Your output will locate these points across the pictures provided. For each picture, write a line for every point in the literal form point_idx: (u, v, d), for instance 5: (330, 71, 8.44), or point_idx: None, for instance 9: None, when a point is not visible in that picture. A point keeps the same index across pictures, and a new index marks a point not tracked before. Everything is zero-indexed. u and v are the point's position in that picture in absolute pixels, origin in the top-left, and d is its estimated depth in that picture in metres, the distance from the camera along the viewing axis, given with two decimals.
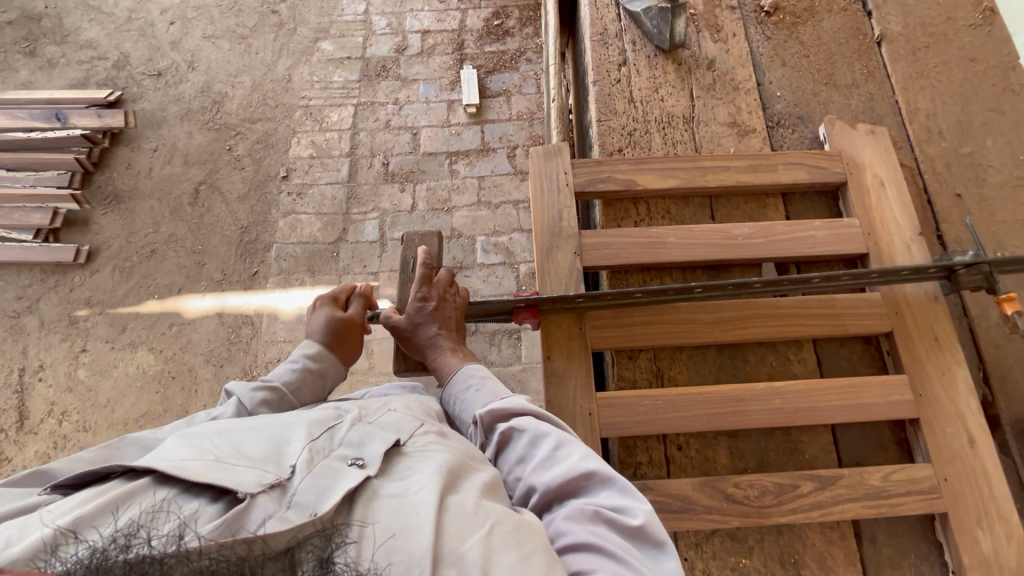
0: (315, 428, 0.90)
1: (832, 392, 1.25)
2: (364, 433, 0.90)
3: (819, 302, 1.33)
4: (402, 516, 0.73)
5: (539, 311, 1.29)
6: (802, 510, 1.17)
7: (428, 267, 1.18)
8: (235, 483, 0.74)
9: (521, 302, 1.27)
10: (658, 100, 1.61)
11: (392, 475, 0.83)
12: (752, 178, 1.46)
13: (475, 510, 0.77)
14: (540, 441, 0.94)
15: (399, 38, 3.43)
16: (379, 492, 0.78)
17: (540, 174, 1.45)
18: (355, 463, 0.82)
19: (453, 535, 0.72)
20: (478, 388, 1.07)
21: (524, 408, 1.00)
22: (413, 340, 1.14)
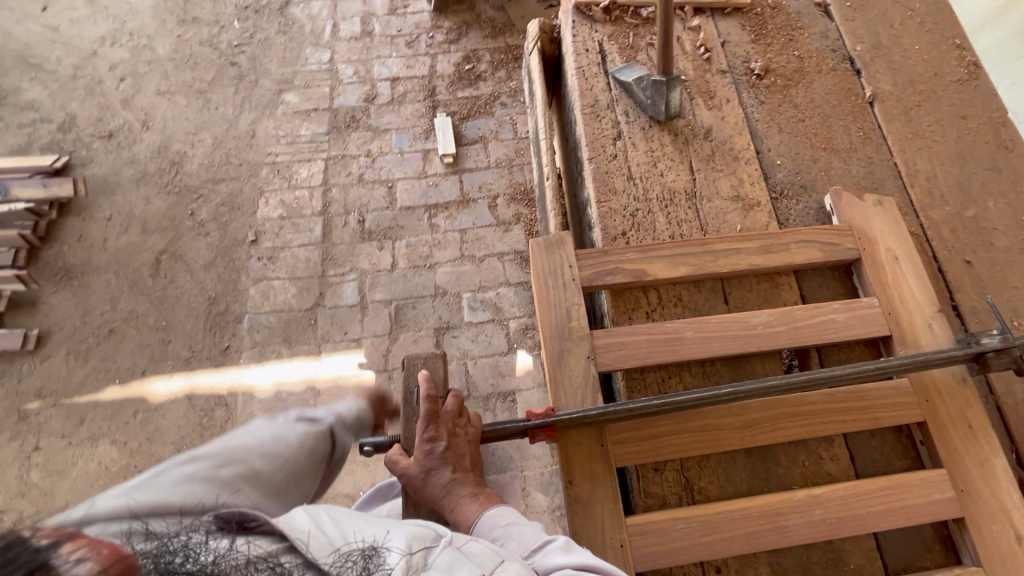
0: (414, 536, 0.87)
1: (872, 496, 1.18)
2: (452, 558, 0.85)
3: (848, 395, 1.26)
4: None
5: (556, 430, 1.18)
6: None
7: (433, 400, 1.05)
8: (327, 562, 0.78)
9: (536, 423, 1.16)
10: (658, 175, 1.53)
11: None
12: (765, 260, 1.39)
13: None
14: None
15: (367, 87, 3.31)
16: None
17: (544, 268, 1.35)
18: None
19: None
20: (505, 536, 0.95)
21: (566, 555, 0.90)
22: (424, 490, 1.00)
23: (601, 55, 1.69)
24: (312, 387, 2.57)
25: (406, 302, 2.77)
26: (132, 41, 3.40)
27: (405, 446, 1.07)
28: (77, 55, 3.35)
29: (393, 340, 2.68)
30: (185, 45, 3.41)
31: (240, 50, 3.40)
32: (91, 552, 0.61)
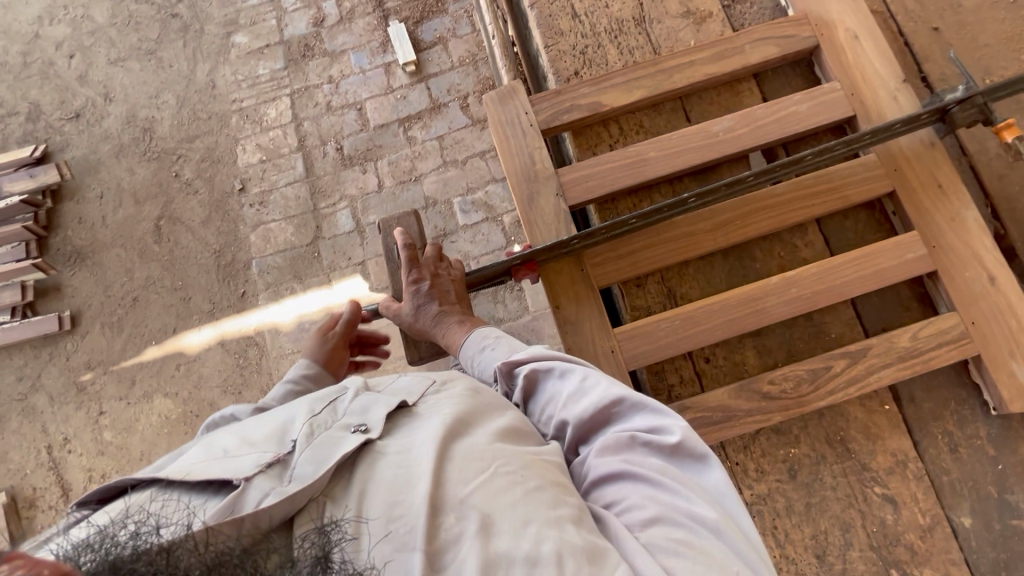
0: (317, 403, 0.92)
1: (845, 266, 1.23)
2: (364, 400, 0.91)
3: (816, 179, 1.29)
4: (399, 473, 0.77)
5: (537, 265, 1.26)
6: (840, 388, 1.18)
7: (411, 248, 1.13)
8: (232, 472, 0.77)
9: (516, 260, 1.23)
10: (602, 7, 1.50)
11: (397, 431, 0.85)
12: (720, 67, 1.36)
13: (482, 452, 0.79)
14: (565, 378, 0.93)
15: (313, 10, 3.18)
16: (379, 453, 0.80)
17: (501, 119, 1.36)
18: (357, 429, 0.84)
19: (456, 483, 0.75)
20: (488, 346, 1.05)
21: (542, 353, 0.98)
22: (417, 324, 1.11)
23: None
24: (331, 312, 2.70)
25: None
26: (70, 13, 3.30)
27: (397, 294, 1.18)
28: (21, 41, 3.28)
29: None
30: (121, 7, 3.29)
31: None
32: (29, 569, 0.55)
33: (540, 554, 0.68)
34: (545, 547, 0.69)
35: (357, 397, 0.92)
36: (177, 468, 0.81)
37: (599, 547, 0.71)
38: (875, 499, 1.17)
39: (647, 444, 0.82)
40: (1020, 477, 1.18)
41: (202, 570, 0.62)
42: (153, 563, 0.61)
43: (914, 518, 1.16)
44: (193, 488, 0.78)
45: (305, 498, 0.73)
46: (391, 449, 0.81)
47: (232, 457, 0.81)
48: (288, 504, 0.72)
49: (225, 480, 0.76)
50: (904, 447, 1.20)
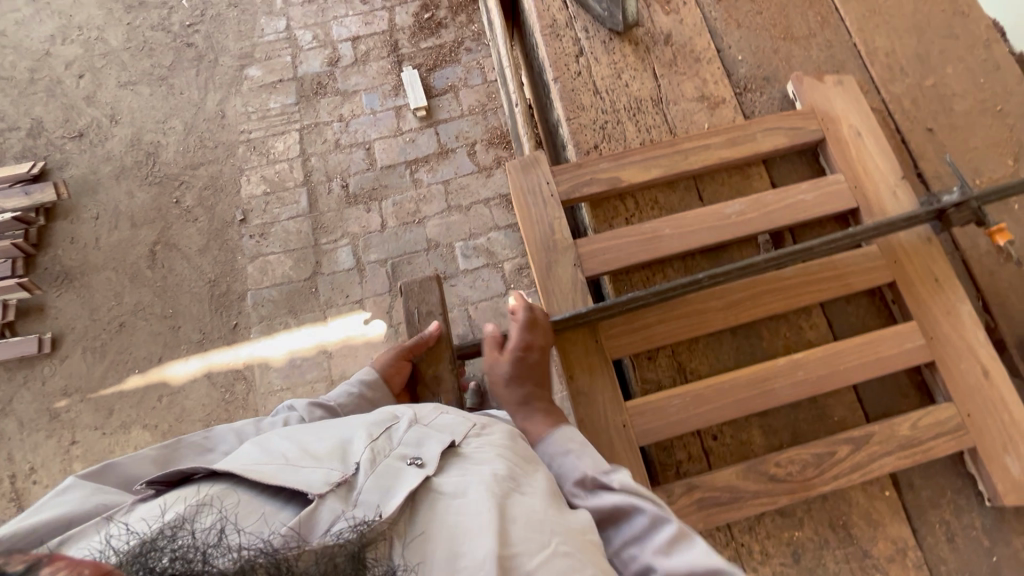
0: (373, 428, 0.94)
1: (848, 352, 1.28)
2: (419, 434, 0.94)
3: (820, 266, 1.35)
4: (461, 519, 0.77)
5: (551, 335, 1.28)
6: (844, 474, 1.20)
7: (534, 316, 1.22)
8: (305, 484, 0.78)
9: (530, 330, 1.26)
10: (622, 86, 1.57)
11: (449, 471, 0.87)
12: (732, 152, 1.44)
13: (540, 521, 0.80)
14: (657, 524, 0.88)
15: (329, 50, 3.26)
16: (438, 495, 0.82)
17: (522, 188, 1.41)
18: (414, 463, 0.87)
19: (517, 544, 0.75)
20: (569, 449, 1.04)
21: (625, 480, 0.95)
22: (507, 386, 1.17)
23: None
24: (324, 350, 2.66)
25: (402, 258, 2.83)
26: (84, 35, 3.33)
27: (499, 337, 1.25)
28: (31, 57, 3.28)
29: (394, 296, 2.75)
30: (137, 32, 3.33)
31: (194, 30, 3.33)
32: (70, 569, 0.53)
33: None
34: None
35: (411, 428, 0.95)
36: (246, 466, 0.82)
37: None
38: None
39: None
40: (1013, 571, 1.20)
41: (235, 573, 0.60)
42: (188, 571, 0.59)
43: None
44: (261, 493, 0.79)
45: (375, 526, 0.74)
46: (449, 489, 0.83)
47: (295, 467, 0.83)
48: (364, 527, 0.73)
49: (301, 491, 0.78)
50: (904, 534, 1.22)
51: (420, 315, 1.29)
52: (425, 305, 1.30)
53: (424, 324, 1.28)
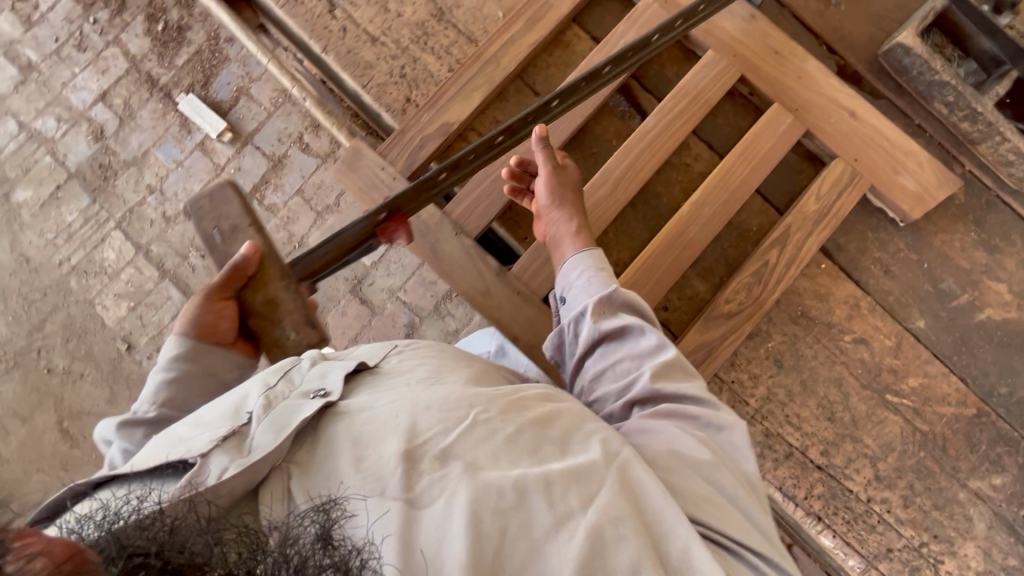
0: (270, 372, 0.83)
1: (737, 165, 1.28)
2: (322, 366, 0.84)
3: (675, 97, 1.30)
4: (365, 429, 0.73)
5: (404, 216, 1.16)
6: (784, 275, 1.25)
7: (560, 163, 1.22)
8: (187, 451, 0.71)
9: (381, 211, 1.13)
10: (396, 17, 1.37)
11: (359, 391, 0.80)
12: (539, 31, 1.31)
13: (456, 399, 0.77)
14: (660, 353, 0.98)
15: (85, 124, 2.72)
16: (350, 414, 0.76)
17: (360, 186, 1.25)
18: (317, 395, 0.78)
19: (424, 432, 0.72)
20: (601, 271, 1.09)
21: (638, 306, 1.05)
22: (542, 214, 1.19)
23: None
24: None
25: None
26: None
27: (513, 131, 1.18)
28: None
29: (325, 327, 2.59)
30: None
31: None
32: (41, 549, 0.50)
33: (515, 485, 0.70)
34: (530, 478, 0.71)
35: (314, 364, 0.85)
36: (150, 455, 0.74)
37: (590, 477, 0.74)
38: (850, 347, 1.29)
39: (694, 419, 0.91)
40: (943, 266, 1.33)
41: (209, 546, 0.56)
42: (155, 539, 0.55)
43: (884, 345, 1.29)
44: (147, 474, 0.72)
45: (266, 468, 0.70)
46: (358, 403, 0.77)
47: (184, 437, 0.75)
48: (248, 478, 0.68)
49: (182, 459, 0.71)
50: (851, 291, 1.31)
51: (224, 232, 1.10)
52: (223, 220, 1.11)
53: (232, 242, 1.10)
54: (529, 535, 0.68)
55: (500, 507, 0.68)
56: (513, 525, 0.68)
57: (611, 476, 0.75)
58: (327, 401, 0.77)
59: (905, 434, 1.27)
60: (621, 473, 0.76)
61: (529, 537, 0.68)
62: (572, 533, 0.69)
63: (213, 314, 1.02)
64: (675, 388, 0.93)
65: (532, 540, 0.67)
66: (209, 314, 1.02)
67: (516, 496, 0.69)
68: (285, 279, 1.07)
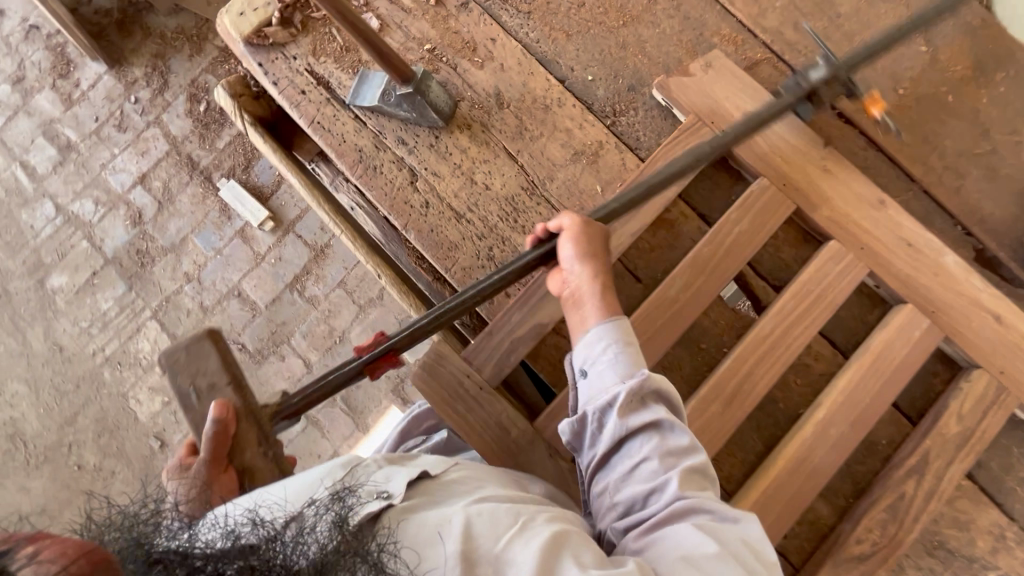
0: (340, 465, 0.91)
1: (867, 378, 1.13)
2: (386, 470, 0.91)
3: (794, 296, 1.16)
4: (426, 532, 0.77)
5: (394, 355, 1.08)
6: (922, 509, 1.10)
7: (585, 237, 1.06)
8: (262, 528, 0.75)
9: (369, 356, 1.06)
10: (484, 190, 1.24)
11: (417, 497, 0.86)
12: (644, 217, 1.18)
13: (503, 512, 0.80)
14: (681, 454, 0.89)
15: (123, 208, 2.65)
16: (414, 516, 0.80)
17: (444, 395, 1.12)
18: (380, 496, 0.83)
19: (480, 538, 0.76)
20: (628, 346, 0.99)
21: (669, 398, 0.96)
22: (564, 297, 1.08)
23: (325, 88, 1.28)
24: None
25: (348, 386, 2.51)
26: None
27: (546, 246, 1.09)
28: None
29: (365, 430, 2.46)
30: None
31: None
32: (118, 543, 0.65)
33: None
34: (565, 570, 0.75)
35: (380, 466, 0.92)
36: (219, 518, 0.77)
37: None
38: None
39: (716, 527, 0.83)
40: None
41: None
42: None
43: None
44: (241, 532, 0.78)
45: None
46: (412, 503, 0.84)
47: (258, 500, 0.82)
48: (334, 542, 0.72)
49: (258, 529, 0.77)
50: (994, 519, 1.15)
51: (201, 393, 0.92)
52: (198, 376, 0.93)
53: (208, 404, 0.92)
54: None
55: None
56: None
57: None
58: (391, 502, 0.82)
59: None
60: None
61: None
62: None
63: (216, 490, 0.87)
64: (700, 495, 0.86)
65: None
66: (215, 484, 0.87)
67: None
68: (264, 442, 0.92)
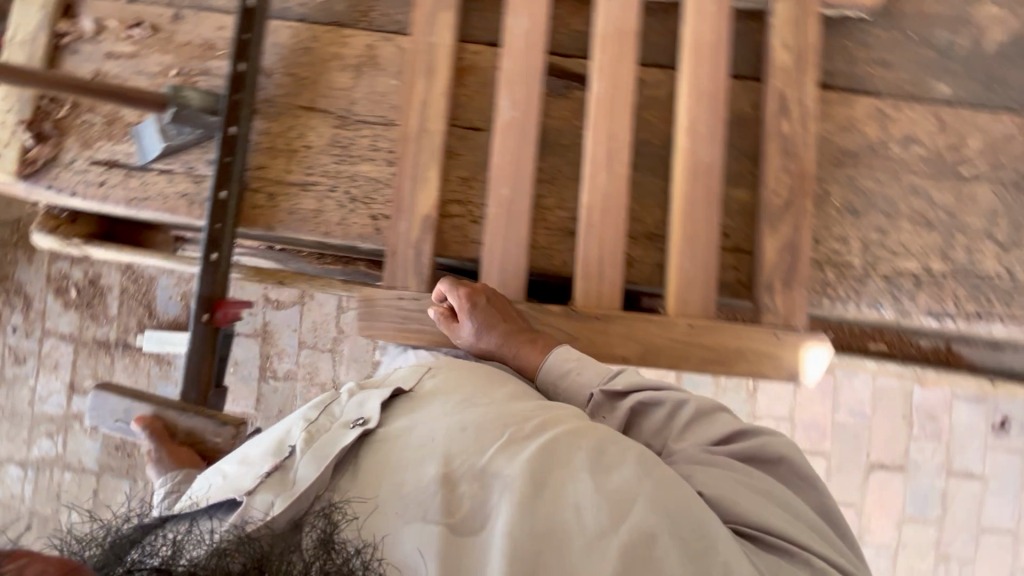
0: (314, 405, 0.95)
1: (698, 68, 1.20)
2: (359, 396, 0.96)
3: (600, 49, 1.22)
4: (405, 453, 0.85)
5: (222, 301, 1.25)
6: (807, 134, 1.19)
7: (458, 300, 1.11)
8: (236, 491, 0.84)
9: (199, 313, 1.22)
10: (308, 151, 1.27)
11: (395, 416, 0.93)
12: (442, 74, 1.22)
13: (483, 428, 0.86)
14: (681, 409, 0.99)
15: (76, 422, 2.60)
16: (389, 443, 0.87)
17: (395, 325, 1.18)
18: (356, 424, 0.90)
19: (460, 458, 0.83)
20: (582, 361, 1.07)
21: (645, 379, 1.03)
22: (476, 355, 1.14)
23: (119, 166, 1.28)
24: None
25: None
26: None
27: (229, 138, 1.20)
28: None
29: None
30: None
31: None
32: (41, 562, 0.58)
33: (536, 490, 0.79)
34: (568, 497, 0.79)
35: (352, 395, 0.97)
36: (202, 495, 0.88)
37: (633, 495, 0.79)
38: (900, 153, 1.24)
39: (756, 456, 0.95)
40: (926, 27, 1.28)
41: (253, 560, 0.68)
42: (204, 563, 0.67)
43: (927, 130, 1.25)
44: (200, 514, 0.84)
45: (309, 496, 0.81)
46: (412, 424, 0.90)
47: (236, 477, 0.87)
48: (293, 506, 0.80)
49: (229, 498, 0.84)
50: (867, 105, 1.25)
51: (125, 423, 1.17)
52: (117, 414, 1.17)
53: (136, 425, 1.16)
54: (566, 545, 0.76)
55: (534, 525, 0.77)
56: (550, 536, 0.76)
57: (654, 488, 0.80)
58: (369, 429, 0.89)
59: (1000, 192, 1.23)
60: (665, 484, 0.81)
61: (550, 539, 0.76)
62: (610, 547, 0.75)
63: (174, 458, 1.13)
64: (720, 429, 0.97)
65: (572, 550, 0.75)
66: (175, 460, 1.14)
67: (525, 496, 0.78)
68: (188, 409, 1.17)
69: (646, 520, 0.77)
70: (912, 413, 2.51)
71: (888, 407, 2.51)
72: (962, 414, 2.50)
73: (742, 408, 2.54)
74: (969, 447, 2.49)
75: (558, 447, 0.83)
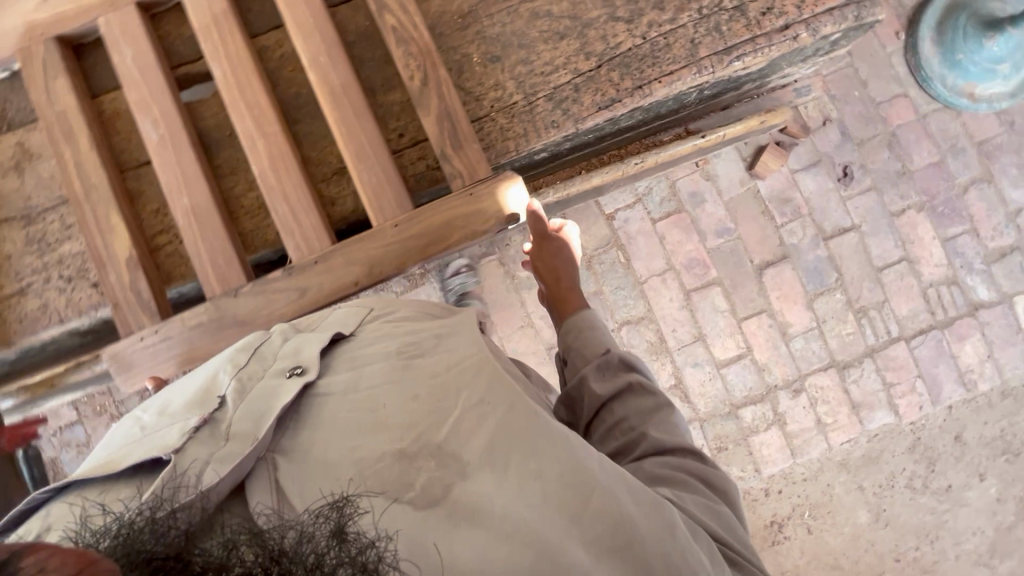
0: (241, 354, 0.94)
1: (296, 11, 1.26)
2: (293, 344, 0.97)
3: (205, 39, 1.27)
4: (357, 420, 0.83)
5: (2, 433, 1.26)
6: (414, 17, 1.26)
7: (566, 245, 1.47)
8: (157, 450, 0.74)
9: None
10: (8, 260, 1.30)
11: (336, 367, 0.93)
12: (80, 132, 1.26)
13: (437, 395, 0.87)
14: (663, 414, 1.10)
15: None
16: (336, 400, 0.86)
17: (150, 364, 1.22)
18: (293, 372, 0.89)
19: (421, 428, 0.82)
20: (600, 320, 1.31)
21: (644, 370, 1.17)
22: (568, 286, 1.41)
23: None
24: None
25: None
26: None
27: None
28: None
29: None
30: None
31: None
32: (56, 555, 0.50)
33: (500, 466, 0.80)
34: (531, 472, 0.81)
35: (286, 340, 0.98)
36: (113, 457, 0.77)
37: (587, 467, 0.83)
38: None
39: (710, 481, 1.02)
40: None
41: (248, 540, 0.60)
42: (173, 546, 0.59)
43: None
44: (113, 480, 0.74)
45: (251, 460, 0.74)
46: (367, 389, 0.87)
47: (154, 435, 0.79)
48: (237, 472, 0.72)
49: (151, 457, 0.74)
50: None
51: None
52: None
53: None
54: (531, 517, 0.77)
55: (499, 503, 0.76)
56: (518, 512, 0.77)
57: (603, 465, 0.85)
58: (308, 378, 0.88)
59: None
60: (615, 464, 0.87)
61: (520, 517, 0.76)
62: (569, 524, 0.79)
63: None
64: (691, 452, 1.05)
65: (540, 530, 0.76)
66: None
67: (492, 474, 0.79)
68: None
69: (603, 490, 0.82)
70: (768, 205, 2.62)
71: (747, 212, 2.62)
72: (809, 183, 2.62)
73: (628, 281, 2.61)
74: (829, 207, 2.62)
75: (515, 412, 0.86)
